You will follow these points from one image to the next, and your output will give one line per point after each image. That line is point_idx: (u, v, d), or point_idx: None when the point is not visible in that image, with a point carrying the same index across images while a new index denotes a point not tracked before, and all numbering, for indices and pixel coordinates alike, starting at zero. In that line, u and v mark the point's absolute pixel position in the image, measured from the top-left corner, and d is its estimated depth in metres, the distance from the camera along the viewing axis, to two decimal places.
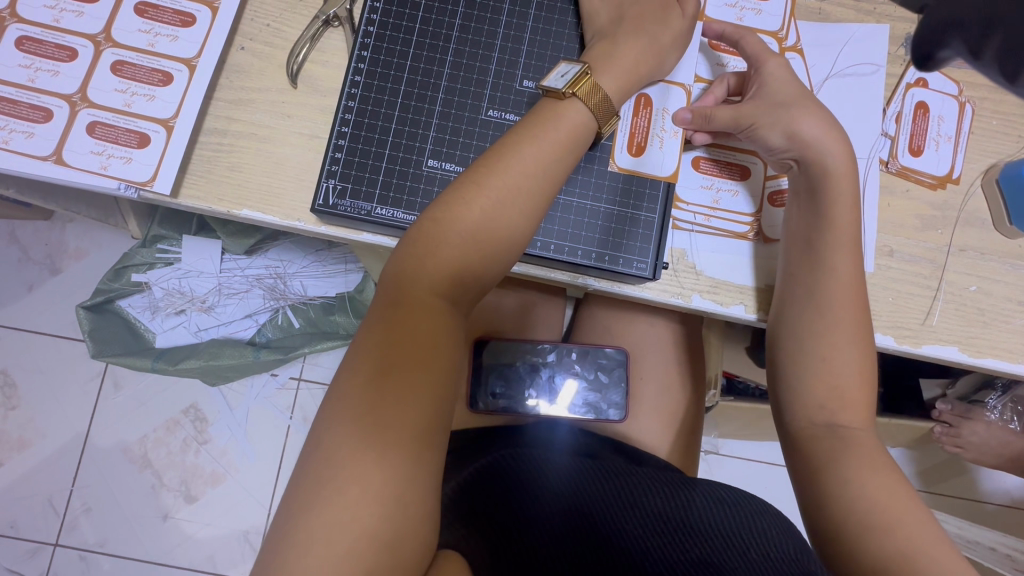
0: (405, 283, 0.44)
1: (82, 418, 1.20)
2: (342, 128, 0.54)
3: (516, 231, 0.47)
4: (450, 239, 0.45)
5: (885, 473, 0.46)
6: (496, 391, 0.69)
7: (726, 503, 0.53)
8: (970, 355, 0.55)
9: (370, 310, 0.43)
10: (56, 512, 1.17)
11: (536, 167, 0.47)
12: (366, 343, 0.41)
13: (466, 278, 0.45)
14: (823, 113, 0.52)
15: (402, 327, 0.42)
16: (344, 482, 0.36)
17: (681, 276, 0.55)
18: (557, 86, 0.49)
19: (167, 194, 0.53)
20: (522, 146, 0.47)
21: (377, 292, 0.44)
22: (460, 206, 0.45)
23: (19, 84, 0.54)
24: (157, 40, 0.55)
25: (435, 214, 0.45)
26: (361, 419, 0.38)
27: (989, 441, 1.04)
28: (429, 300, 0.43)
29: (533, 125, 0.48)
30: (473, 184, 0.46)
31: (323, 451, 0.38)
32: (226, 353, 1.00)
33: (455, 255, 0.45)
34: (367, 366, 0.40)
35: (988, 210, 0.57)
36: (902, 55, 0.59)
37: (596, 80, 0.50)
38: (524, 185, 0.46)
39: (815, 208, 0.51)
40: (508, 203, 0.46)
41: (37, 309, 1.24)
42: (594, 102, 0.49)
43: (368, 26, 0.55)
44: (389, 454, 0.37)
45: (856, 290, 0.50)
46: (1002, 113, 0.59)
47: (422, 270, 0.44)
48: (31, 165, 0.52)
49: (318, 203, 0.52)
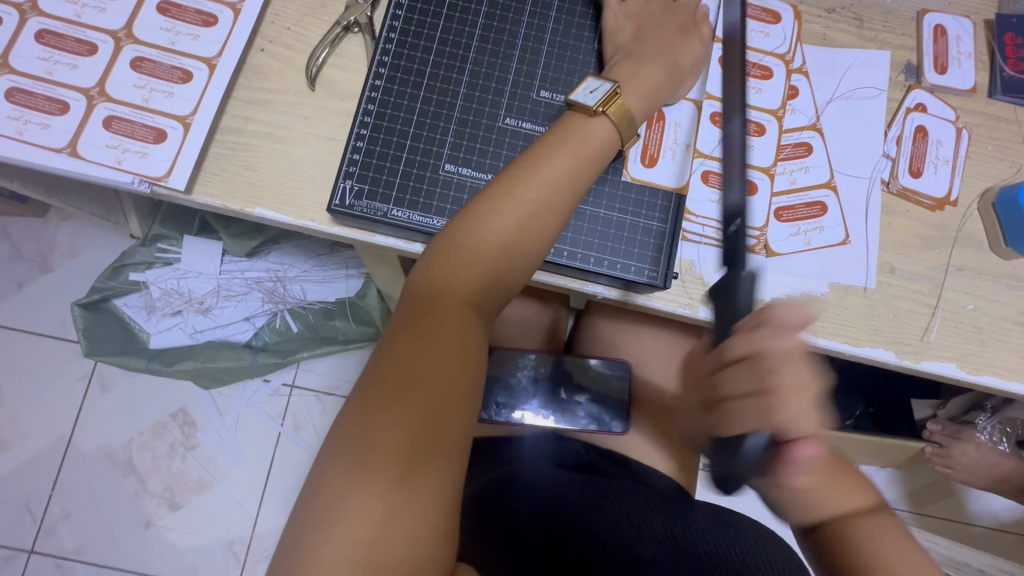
0: (433, 291, 0.44)
1: (66, 420, 1.18)
2: (360, 130, 0.54)
3: (542, 245, 0.47)
4: (478, 250, 0.45)
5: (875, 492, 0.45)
6: (499, 402, 0.68)
7: (723, 528, 0.55)
8: (968, 372, 0.56)
9: (398, 317, 0.44)
10: (34, 517, 1.14)
11: (563, 183, 0.47)
12: (391, 349, 0.42)
13: (489, 289, 0.46)
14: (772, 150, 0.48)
15: (427, 338, 0.42)
16: (362, 492, 0.37)
17: (689, 288, 0.55)
18: (586, 102, 0.50)
19: (181, 190, 0.53)
20: (552, 162, 0.47)
21: (406, 299, 0.45)
22: (487, 215, 0.45)
23: (36, 76, 0.54)
24: (178, 39, 0.56)
25: (464, 224, 0.46)
26: (381, 428, 0.38)
27: (978, 461, 1.05)
28: (455, 310, 0.44)
29: (563, 140, 0.49)
30: (505, 195, 0.46)
31: (341, 457, 0.38)
32: (222, 356, 1.00)
33: (482, 266, 0.45)
34: (393, 373, 0.40)
35: (984, 231, 0.59)
36: (903, 81, 0.61)
37: (625, 100, 0.51)
38: (552, 201, 0.47)
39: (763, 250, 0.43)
40: (534, 216, 0.46)
41: (27, 306, 1.21)
42: (622, 122, 0.50)
43: (389, 32, 0.56)
44: (409, 464, 0.38)
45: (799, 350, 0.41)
46: (997, 139, 0.61)
47: (449, 279, 0.45)
48: (43, 157, 0.52)
49: (334, 203, 0.53)
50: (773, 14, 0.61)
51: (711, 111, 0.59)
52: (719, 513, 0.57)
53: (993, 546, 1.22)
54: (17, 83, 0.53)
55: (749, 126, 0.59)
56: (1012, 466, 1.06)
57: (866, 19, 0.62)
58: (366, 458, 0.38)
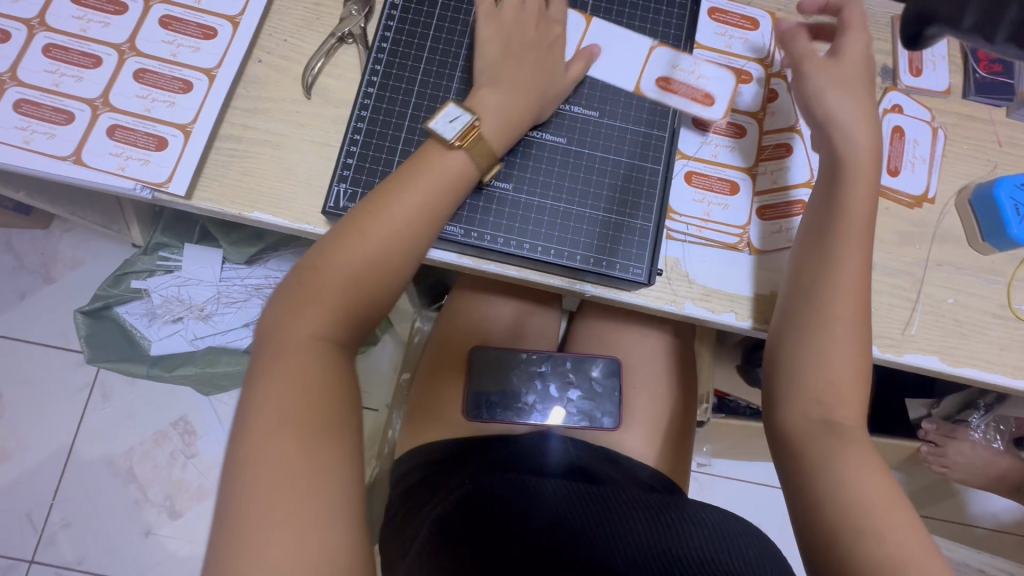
0: (286, 330, 0.45)
1: (67, 429, 1.19)
2: (354, 135, 0.56)
3: (407, 263, 0.49)
4: (329, 284, 0.46)
5: (884, 477, 0.44)
6: (493, 400, 0.73)
7: (705, 527, 0.54)
8: (949, 365, 0.57)
9: (253, 364, 0.45)
10: (34, 526, 1.14)
11: (416, 205, 0.49)
12: (259, 380, 0.43)
13: (354, 306, 0.47)
14: (865, 102, 0.54)
15: (294, 361, 0.44)
16: (261, 528, 0.37)
17: (675, 284, 0.57)
18: (444, 133, 0.51)
19: (181, 196, 0.55)
20: (399, 191, 0.49)
21: (258, 347, 0.45)
22: (339, 250, 0.47)
23: (43, 88, 0.56)
24: (179, 51, 0.58)
25: (315, 263, 0.47)
26: (267, 450, 0.39)
27: (974, 459, 1.06)
28: (314, 333, 0.45)
29: (408, 170, 0.50)
30: (350, 230, 0.47)
31: (236, 502, 0.38)
32: (222, 361, 1.01)
33: (335, 297, 0.46)
34: (269, 413, 0.41)
35: (962, 226, 0.61)
36: (879, 83, 0.63)
37: (483, 130, 0.52)
38: (402, 223, 0.48)
39: (827, 199, 0.53)
40: (394, 230, 0.48)
41: (31, 316, 1.23)
42: (479, 154, 0.51)
43: (381, 42, 0.59)
44: (307, 486, 0.39)
45: (862, 284, 0.50)
46: (972, 138, 0.63)
47: (304, 316, 0.46)
48: (49, 166, 0.54)
49: (329, 205, 0.55)
50: (751, 21, 0.63)
51: (694, 114, 0.61)
52: (701, 514, 0.56)
53: (994, 547, 1.22)
54: (24, 95, 0.56)
55: (730, 128, 0.61)
56: (1007, 464, 1.07)
57: None
58: (265, 478, 0.39)
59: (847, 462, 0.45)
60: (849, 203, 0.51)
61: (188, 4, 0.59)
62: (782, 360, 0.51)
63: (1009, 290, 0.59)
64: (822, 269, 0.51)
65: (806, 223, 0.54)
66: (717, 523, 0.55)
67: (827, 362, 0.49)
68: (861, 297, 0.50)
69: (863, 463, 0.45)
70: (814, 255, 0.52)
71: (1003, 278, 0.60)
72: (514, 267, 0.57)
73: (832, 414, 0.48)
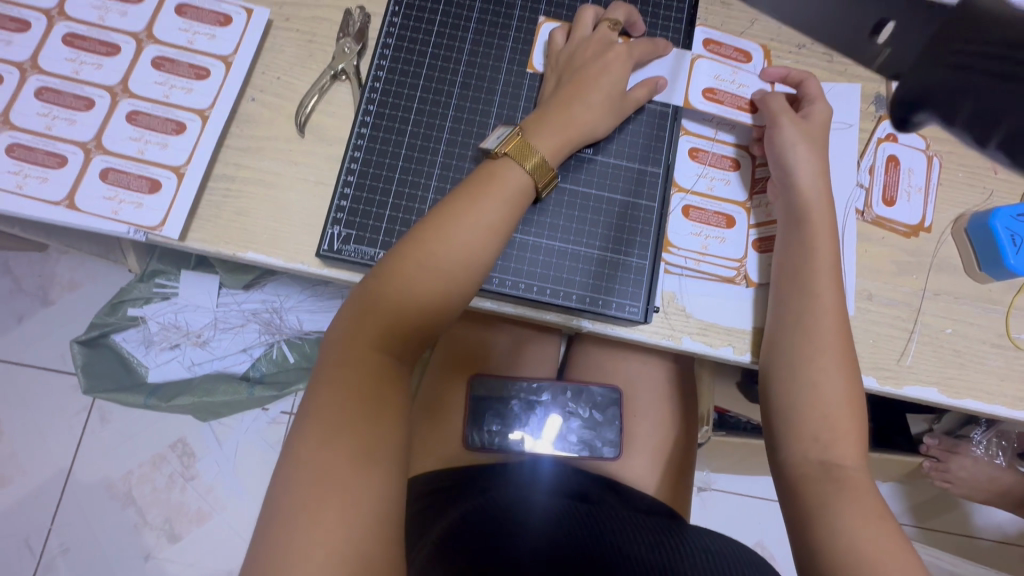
0: (359, 332, 0.44)
1: (65, 454, 1.18)
2: (348, 176, 0.56)
3: (480, 273, 0.48)
4: (408, 284, 0.45)
5: (883, 523, 0.44)
6: (493, 429, 0.72)
7: (711, 552, 0.53)
8: (949, 396, 0.57)
9: (326, 364, 0.44)
10: (33, 552, 1.14)
11: (497, 212, 0.49)
12: (328, 384, 0.42)
13: (432, 314, 0.46)
14: (818, 153, 0.56)
15: (363, 371, 0.43)
16: (305, 545, 0.35)
17: (672, 319, 0.57)
18: (492, 149, 0.51)
19: (175, 238, 0.55)
20: (483, 193, 0.49)
21: (332, 344, 0.44)
22: (420, 250, 0.46)
23: (36, 132, 0.56)
24: (172, 92, 0.58)
25: (394, 261, 0.46)
26: (323, 464, 0.38)
27: (976, 475, 1.05)
28: (387, 344, 0.44)
29: (488, 174, 0.50)
30: (433, 230, 0.47)
31: (282, 512, 0.37)
32: (219, 390, 1.02)
33: (413, 299, 0.45)
34: (330, 418, 0.40)
35: (959, 255, 0.60)
36: (873, 112, 0.63)
37: (530, 142, 0.52)
38: (486, 229, 0.48)
39: (796, 243, 0.54)
40: (476, 247, 0.48)
41: (28, 341, 1.23)
42: (530, 164, 0.51)
43: (374, 82, 0.59)
44: (355, 504, 0.38)
45: (842, 324, 0.51)
46: (967, 165, 0.63)
47: (375, 319, 0.45)
48: (42, 209, 0.54)
49: (323, 248, 0.55)
50: (744, 53, 0.63)
51: (689, 146, 0.61)
52: (706, 539, 0.55)
53: (999, 560, 1.21)
54: (17, 139, 0.55)
55: (725, 161, 0.61)
56: (1010, 479, 1.06)
57: (836, 53, 0.65)
58: (312, 491, 0.37)
59: (844, 510, 0.45)
60: (815, 242, 0.53)
61: (181, 44, 0.59)
62: (777, 402, 0.51)
63: (1007, 319, 0.59)
64: (800, 307, 0.52)
65: (781, 271, 0.54)
66: (720, 548, 0.54)
67: (817, 401, 0.49)
68: (842, 335, 0.51)
69: (856, 508, 0.45)
70: (792, 293, 0.53)
71: (1001, 307, 0.59)
72: (510, 304, 0.57)
73: (830, 455, 0.47)
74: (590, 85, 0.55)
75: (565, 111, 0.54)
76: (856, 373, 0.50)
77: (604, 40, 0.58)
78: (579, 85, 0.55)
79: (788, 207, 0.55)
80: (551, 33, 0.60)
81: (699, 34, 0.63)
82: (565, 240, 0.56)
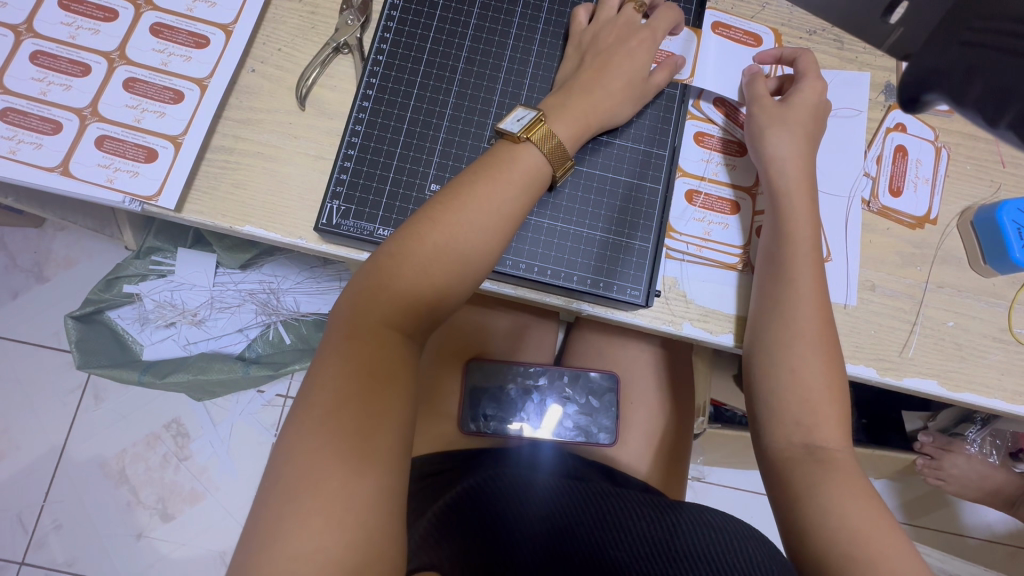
0: (362, 310, 0.43)
1: (58, 432, 1.17)
2: (348, 150, 0.55)
3: (491, 252, 0.47)
4: (415, 262, 0.45)
5: (863, 500, 0.45)
6: (487, 414, 0.72)
7: (712, 527, 0.50)
8: (948, 389, 0.57)
9: (329, 339, 0.43)
10: (25, 529, 1.13)
11: (511, 190, 0.48)
12: (335, 360, 0.41)
13: (441, 295, 0.46)
14: (793, 128, 0.55)
15: (376, 345, 0.42)
16: (305, 512, 0.36)
17: (672, 304, 0.56)
18: (513, 130, 0.50)
19: (171, 209, 0.54)
20: (497, 174, 0.48)
21: (336, 321, 0.44)
22: (430, 228, 0.45)
23: (30, 96, 0.55)
24: (170, 60, 0.57)
25: (401, 239, 0.46)
26: (331, 434, 0.38)
27: (969, 473, 1.05)
28: (397, 321, 0.44)
29: (501, 154, 0.49)
30: (445, 206, 0.46)
31: (284, 479, 0.37)
32: (214, 368, 0.99)
33: (421, 276, 0.45)
34: (333, 392, 0.40)
35: (963, 248, 0.60)
36: (883, 100, 0.62)
37: (551, 128, 0.51)
38: (501, 208, 0.47)
39: (776, 225, 0.53)
40: (491, 227, 0.47)
41: (23, 317, 1.22)
42: (548, 148, 0.50)
43: (377, 55, 0.57)
44: (353, 484, 0.37)
45: (820, 305, 0.51)
46: (975, 158, 0.62)
47: (380, 297, 0.44)
48: (36, 175, 0.53)
49: (321, 222, 0.54)
50: (754, 37, 0.62)
51: (694, 131, 0.60)
52: (706, 513, 0.52)
53: (987, 558, 1.22)
54: (11, 103, 0.54)
55: (731, 146, 0.60)
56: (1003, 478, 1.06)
57: (846, 41, 0.64)
58: (311, 460, 0.37)
59: (831, 489, 0.45)
60: (794, 217, 0.53)
61: (180, 11, 0.58)
62: (758, 386, 0.51)
63: (1010, 313, 0.59)
64: (778, 297, 0.51)
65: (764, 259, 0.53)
66: (720, 522, 0.51)
67: (796, 386, 0.49)
68: (822, 320, 0.50)
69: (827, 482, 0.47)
70: (772, 282, 0.52)
71: (1003, 301, 0.59)
72: (511, 285, 0.56)
73: (813, 438, 0.48)
74: (608, 68, 0.54)
75: (588, 93, 0.53)
76: (835, 352, 0.50)
77: (628, 23, 0.57)
78: (600, 68, 0.54)
79: (773, 195, 0.54)
80: (576, 11, 0.59)
81: (709, 17, 0.62)
82: (570, 224, 0.56)
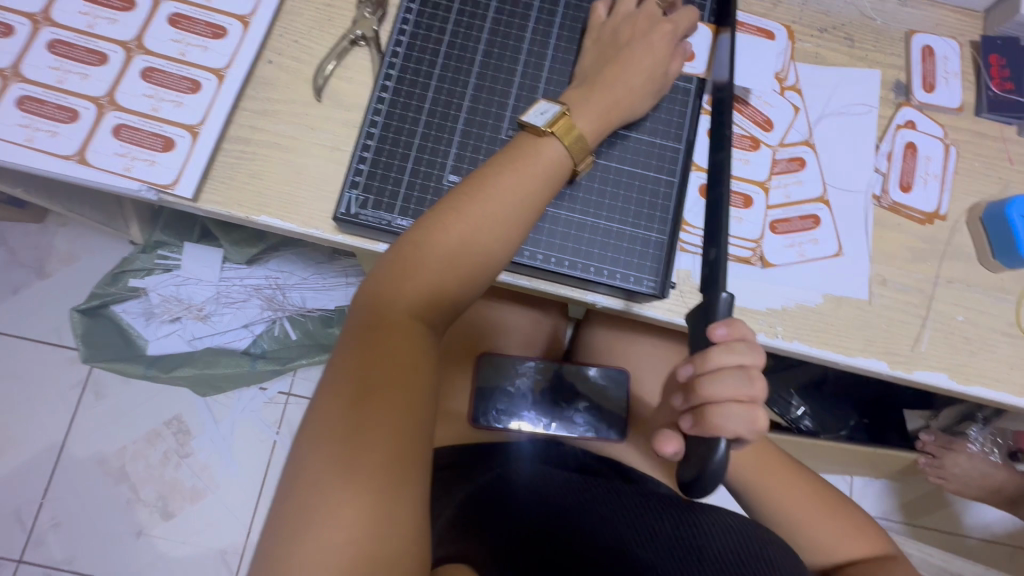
0: (386, 299, 0.43)
1: (59, 428, 1.16)
2: (366, 141, 0.55)
3: (512, 244, 0.48)
4: (438, 251, 0.45)
5: None
6: (499, 409, 0.71)
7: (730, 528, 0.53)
8: (958, 383, 0.57)
9: (352, 327, 0.43)
10: (23, 526, 1.12)
11: (532, 183, 0.48)
12: (359, 348, 0.41)
13: (462, 284, 0.46)
14: None
15: (400, 333, 0.42)
16: (333, 500, 0.36)
17: (687, 297, 0.57)
18: (537, 123, 0.50)
19: (187, 198, 0.54)
20: (519, 166, 0.48)
21: (359, 310, 0.44)
22: (453, 218, 0.46)
23: (47, 85, 0.55)
24: (188, 50, 0.57)
25: (424, 229, 0.46)
26: (357, 422, 0.38)
27: (971, 472, 1.06)
28: (420, 311, 0.44)
29: (524, 147, 0.50)
30: (468, 197, 0.46)
31: (309, 467, 0.37)
32: (221, 362, 1.02)
33: (445, 266, 0.45)
34: (358, 379, 0.40)
35: (973, 244, 0.61)
36: (893, 98, 0.63)
37: (573, 121, 0.52)
38: (523, 199, 0.47)
39: None
40: (513, 218, 0.47)
41: (25, 312, 1.21)
42: (570, 140, 0.50)
43: (396, 46, 0.58)
44: (379, 471, 0.37)
45: None
46: (983, 155, 0.63)
47: (404, 285, 0.44)
48: (52, 163, 0.53)
49: (340, 212, 0.54)
50: (767, 33, 0.63)
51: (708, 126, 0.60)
52: (726, 516, 0.55)
53: (987, 558, 1.23)
54: (27, 91, 0.54)
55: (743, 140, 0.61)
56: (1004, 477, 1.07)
57: (857, 39, 0.64)
58: (337, 448, 0.37)
59: None
60: None
61: (197, 2, 0.58)
62: None
63: (1017, 309, 0.59)
64: None
65: None
66: (738, 525, 0.54)
67: None
68: None
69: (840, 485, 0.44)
70: None
71: (1011, 297, 0.60)
72: (525, 277, 0.57)
73: None
74: (627, 61, 0.55)
75: (607, 85, 0.54)
76: None
77: (649, 17, 0.58)
78: (619, 62, 0.55)
79: None
80: (595, 4, 0.59)
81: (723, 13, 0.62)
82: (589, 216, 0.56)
